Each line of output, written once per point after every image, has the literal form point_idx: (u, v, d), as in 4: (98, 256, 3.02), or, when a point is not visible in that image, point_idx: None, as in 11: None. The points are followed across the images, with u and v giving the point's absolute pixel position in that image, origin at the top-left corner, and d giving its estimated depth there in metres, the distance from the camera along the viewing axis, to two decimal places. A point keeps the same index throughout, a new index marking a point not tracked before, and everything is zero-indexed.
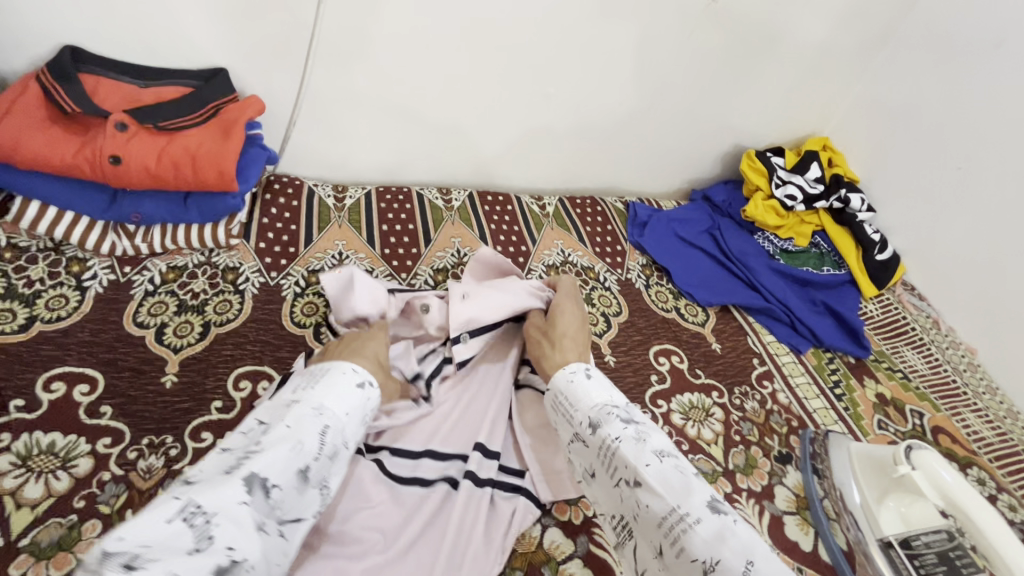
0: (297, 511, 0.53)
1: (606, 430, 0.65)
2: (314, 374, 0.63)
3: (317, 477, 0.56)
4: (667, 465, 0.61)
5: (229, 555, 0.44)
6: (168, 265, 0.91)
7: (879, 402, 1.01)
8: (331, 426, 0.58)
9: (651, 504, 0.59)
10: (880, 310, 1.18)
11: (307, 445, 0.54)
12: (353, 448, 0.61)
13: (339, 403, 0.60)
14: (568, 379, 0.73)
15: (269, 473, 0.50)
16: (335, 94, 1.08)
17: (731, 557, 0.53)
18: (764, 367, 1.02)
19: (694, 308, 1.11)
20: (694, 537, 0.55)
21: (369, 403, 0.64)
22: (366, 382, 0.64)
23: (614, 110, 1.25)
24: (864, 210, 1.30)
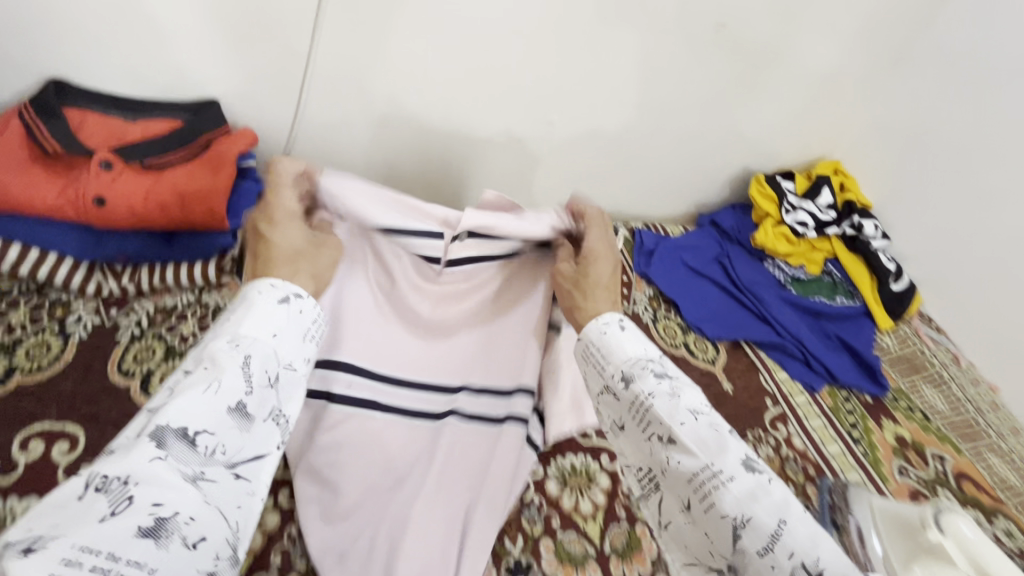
0: (255, 447, 0.54)
1: (640, 386, 0.65)
2: (234, 307, 0.64)
3: (264, 409, 0.56)
4: (701, 423, 0.61)
5: (155, 513, 0.44)
6: (156, 306, 0.88)
7: (899, 445, 0.97)
8: (256, 353, 0.58)
9: (684, 462, 0.59)
10: (896, 344, 1.14)
11: (229, 383, 0.54)
12: (304, 366, 0.63)
13: (262, 327, 0.61)
14: (600, 330, 0.73)
15: (188, 420, 0.50)
16: (332, 124, 1.05)
17: (763, 516, 0.54)
18: (778, 409, 0.98)
19: (704, 344, 1.07)
20: (727, 495, 0.56)
21: (304, 316, 0.66)
22: (293, 297, 0.66)
23: (619, 136, 1.21)
24: (878, 237, 1.25)
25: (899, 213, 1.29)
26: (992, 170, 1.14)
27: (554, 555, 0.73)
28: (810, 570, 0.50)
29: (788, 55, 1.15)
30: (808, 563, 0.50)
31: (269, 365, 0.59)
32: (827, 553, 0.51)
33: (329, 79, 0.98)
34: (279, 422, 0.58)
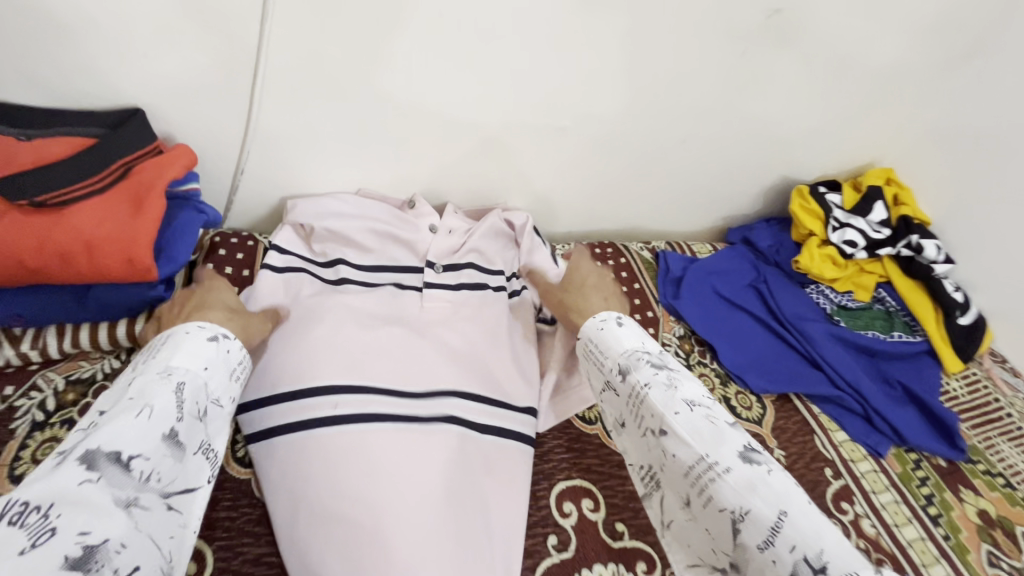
0: (184, 480, 0.52)
1: (636, 376, 0.62)
2: (155, 347, 0.58)
3: (194, 441, 0.54)
4: (697, 415, 0.58)
5: (82, 542, 0.40)
6: (68, 379, 0.69)
7: (984, 524, 0.81)
8: (188, 384, 0.55)
9: (679, 454, 0.57)
10: (966, 390, 0.98)
11: (164, 409, 0.51)
12: (230, 405, 0.60)
13: (193, 359, 0.57)
14: (598, 328, 0.70)
15: (123, 444, 0.47)
16: (294, 136, 0.85)
17: (762, 507, 0.51)
18: (840, 481, 0.82)
19: (747, 399, 0.90)
20: (723, 487, 0.54)
21: (231, 356, 0.61)
22: (221, 336, 0.61)
23: (640, 143, 1.03)
24: (940, 260, 1.08)
25: (962, 230, 1.12)
26: None
27: None
28: (814, 564, 0.47)
29: (841, 46, 0.97)
30: (812, 557, 0.47)
31: (197, 399, 0.55)
32: (832, 543, 0.48)
33: (293, 81, 0.79)
34: (208, 454, 0.56)
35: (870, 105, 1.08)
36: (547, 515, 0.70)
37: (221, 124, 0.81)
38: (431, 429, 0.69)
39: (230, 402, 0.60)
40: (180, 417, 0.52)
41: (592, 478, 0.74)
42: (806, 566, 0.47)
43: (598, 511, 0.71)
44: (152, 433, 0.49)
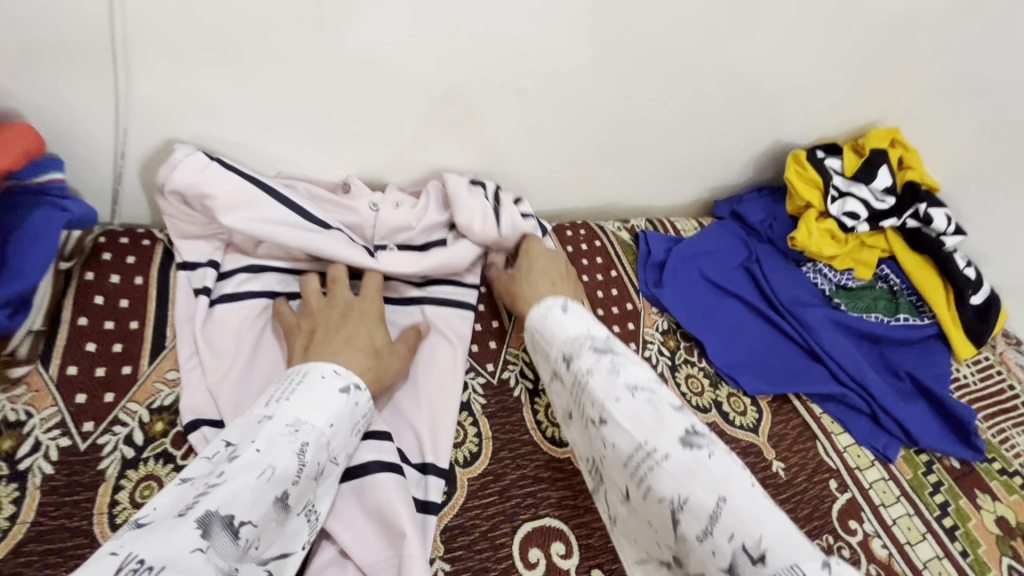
0: (281, 542, 0.48)
1: (580, 363, 0.58)
2: (290, 382, 0.53)
3: (300, 502, 0.50)
4: (639, 400, 0.53)
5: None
6: None
7: (1003, 533, 0.72)
8: (309, 445, 0.49)
9: (618, 444, 0.53)
10: (978, 377, 0.88)
11: (285, 470, 0.47)
12: (346, 461, 0.54)
13: (321, 414, 0.51)
14: (543, 315, 0.65)
15: (239, 508, 0.43)
16: (180, 106, 0.68)
17: (700, 495, 0.47)
18: (847, 496, 0.71)
19: (740, 402, 0.78)
20: (662, 476, 0.49)
21: (359, 409, 0.56)
22: (353, 387, 0.55)
23: (611, 104, 0.87)
24: (951, 231, 0.96)
25: (975, 196, 0.99)
26: None
27: None
28: (752, 554, 0.44)
29: None
30: (750, 545, 0.44)
31: (318, 456, 0.50)
32: (772, 530, 0.44)
33: (172, 35, 0.61)
34: (308, 514, 0.51)
35: (876, 54, 0.94)
36: (509, 567, 0.57)
37: (85, 94, 0.64)
38: (407, 310, 0.75)
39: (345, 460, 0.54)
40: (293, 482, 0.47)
41: (564, 515, 0.62)
42: (744, 555, 0.44)
43: (571, 556, 0.59)
44: (265, 497, 0.45)
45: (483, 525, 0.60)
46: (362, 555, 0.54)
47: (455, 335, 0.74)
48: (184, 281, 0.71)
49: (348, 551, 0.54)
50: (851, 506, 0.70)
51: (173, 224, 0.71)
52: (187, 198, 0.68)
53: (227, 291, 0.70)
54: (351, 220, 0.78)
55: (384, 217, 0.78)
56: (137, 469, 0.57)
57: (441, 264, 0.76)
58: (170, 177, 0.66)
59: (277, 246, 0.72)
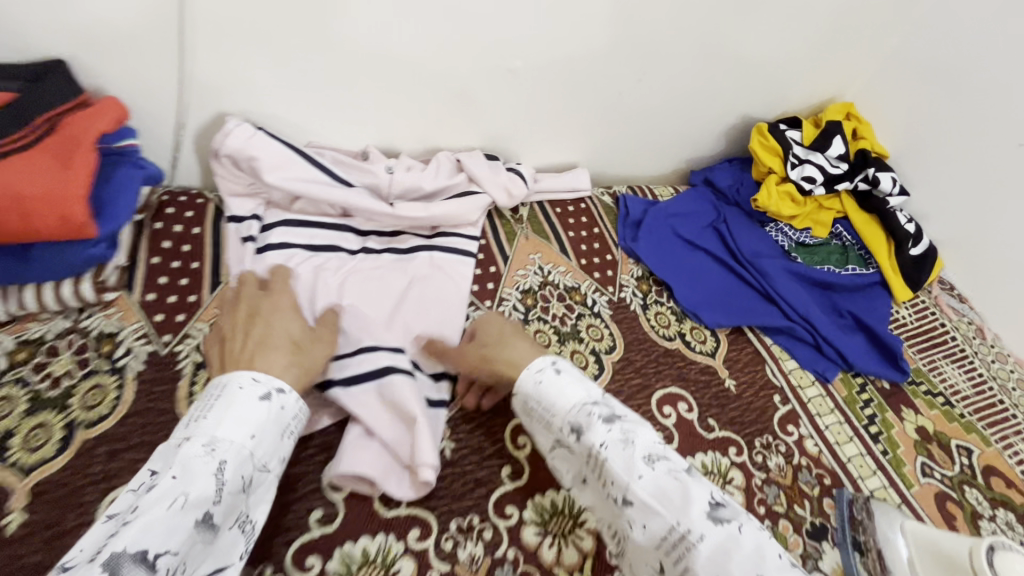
0: (213, 558, 0.51)
1: (590, 436, 0.57)
2: (208, 400, 0.56)
3: (230, 517, 0.53)
4: (660, 473, 0.54)
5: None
6: (18, 340, 0.69)
7: (920, 439, 0.85)
8: (228, 461, 0.52)
9: (647, 524, 0.53)
10: (915, 317, 1.01)
11: (200, 494, 0.49)
12: (278, 465, 0.58)
13: (239, 428, 0.54)
14: (535, 381, 0.63)
15: (152, 542, 0.45)
16: (230, 85, 0.82)
17: (739, 573, 0.47)
18: (787, 407, 0.85)
19: (702, 333, 0.92)
20: (698, 559, 0.49)
21: (286, 412, 0.59)
22: (274, 393, 0.58)
23: (592, 84, 1.01)
24: (895, 192, 1.09)
25: (919, 160, 1.11)
26: None
27: None
28: None
29: None
30: None
31: (242, 468, 0.53)
32: None
33: (225, 24, 0.76)
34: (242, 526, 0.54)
35: (829, 36, 1.06)
36: (502, 447, 0.72)
37: (157, 74, 0.78)
38: (416, 255, 0.89)
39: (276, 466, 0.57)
40: (214, 501, 0.50)
41: None
42: None
43: None
44: (185, 520, 0.48)
45: (480, 417, 0.74)
46: (385, 434, 0.68)
47: (457, 275, 0.88)
48: (233, 228, 0.85)
49: (374, 429, 0.68)
50: (791, 415, 0.84)
51: (223, 183, 0.86)
52: (238, 158, 0.83)
53: (268, 239, 0.85)
54: (368, 179, 0.92)
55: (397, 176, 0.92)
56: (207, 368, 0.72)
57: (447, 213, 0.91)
58: (223, 143, 0.82)
59: (311, 201, 0.87)
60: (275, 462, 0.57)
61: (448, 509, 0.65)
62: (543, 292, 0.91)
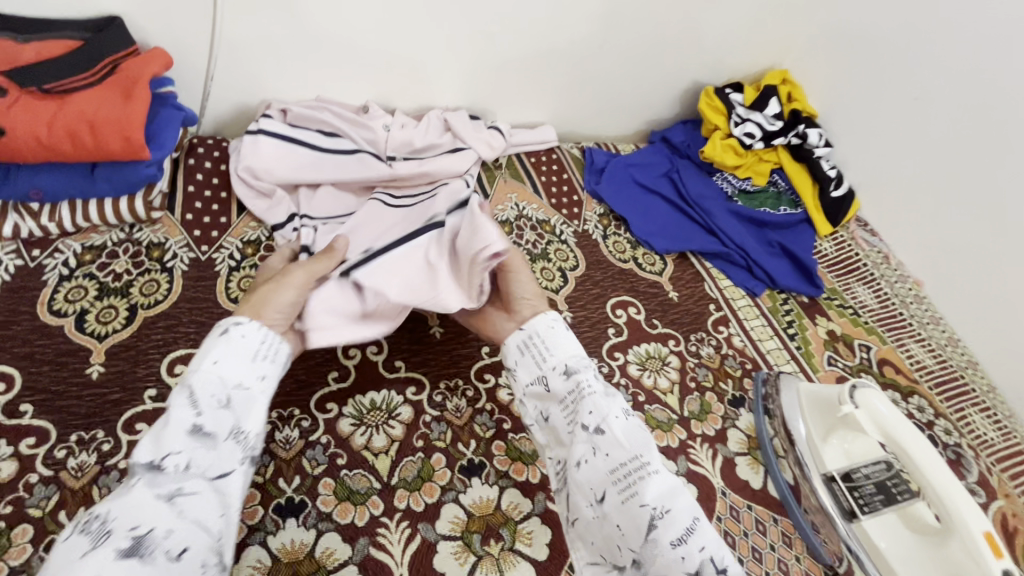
0: (219, 466, 0.57)
1: (581, 377, 0.68)
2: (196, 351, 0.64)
3: (222, 428, 0.58)
4: (631, 423, 0.65)
5: (131, 535, 0.50)
6: (84, 245, 0.84)
7: (830, 339, 1.03)
8: (200, 382, 0.59)
9: (611, 453, 0.63)
10: (834, 248, 1.20)
11: (179, 412, 0.57)
12: (259, 382, 0.63)
13: (203, 359, 0.61)
14: (547, 326, 0.72)
15: (154, 452, 0.54)
16: (254, 42, 0.97)
17: (679, 510, 0.59)
18: (720, 313, 1.03)
19: (652, 257, 1.09)
20: (648, 487, 0.60)
21: (249, 339, 0.64)
22: (231, 326, 0.64)
23: (561, 49, 1.17)
24: (821, 145, 1.28)
25: (841, 118, 1.29)
26: (931, 70, 1.12)
27: (505, 453, 0.75)
28: (717, 566, 0.56)
29: None
30: (717, 559, 0.56)
31: (217, 389, 0.60)
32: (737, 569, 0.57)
33: None
34: (241, 438, 0.59)
35: (764, 10, 1.24)
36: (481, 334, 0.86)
37: (193, 32, 0.93)
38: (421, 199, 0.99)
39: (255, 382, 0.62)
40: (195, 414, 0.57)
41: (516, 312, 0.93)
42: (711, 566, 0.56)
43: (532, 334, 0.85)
44: (177, 434, 0.56)
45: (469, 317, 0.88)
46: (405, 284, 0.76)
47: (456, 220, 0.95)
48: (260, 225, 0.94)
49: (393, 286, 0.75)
50: (723, 318, 1.02)
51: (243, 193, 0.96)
52: (253, 159, 0.95)
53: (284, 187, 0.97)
54: (369, 148, 1.05)
55: (389, 138, 1.06)
56: (239, 272, 0.87)
57: (435, 170, 1.04)
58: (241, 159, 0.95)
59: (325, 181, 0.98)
60: (252, 378, 0.62)
61: (438, 374, 0.81)
62: (519, 223, 1.08)
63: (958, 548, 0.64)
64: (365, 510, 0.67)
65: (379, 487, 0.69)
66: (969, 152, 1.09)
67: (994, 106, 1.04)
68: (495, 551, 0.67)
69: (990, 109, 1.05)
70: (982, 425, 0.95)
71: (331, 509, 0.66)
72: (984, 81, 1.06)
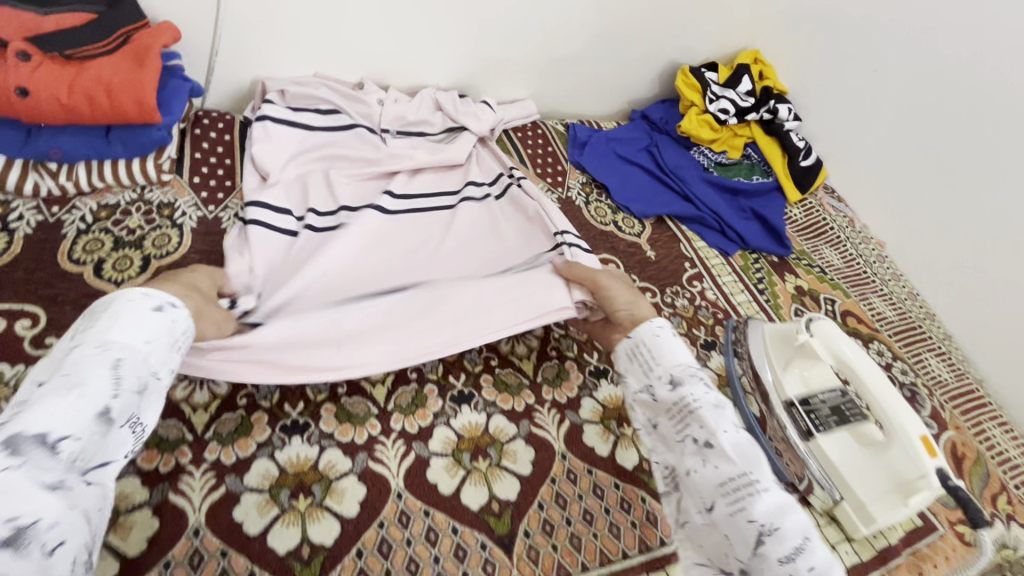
0: (105, 454, 0.53)
1: (687, 390, 0.66)
2: (98, 309, 0.58)
3: (125, 415, 0.54)
4: (743, 436, 0.63)
5: (12, 523, 0.44)
6: (99, 204, 0.90)
7: (797, 293, 1.10)
8: (124, 360, 0.55)
9: (720, 466, 0.61)
10: (803, 214, 1.28)
11: (93, 388, 0.52)
12: (170, 375, 0.60)
13: (134, 332, 0.56)
14: (652, 334, 0.72)
15: (48, 426, 0.48)
16: (254, 20, 1.04)
17: (789, 529, 0.56)
18: (695, 270, 1.10)
19: (631, 221, 1.17)
20: (758, 503, 0.58)
21: (178, 326, 0.61)
22: (168, 305, 0.60)
23: (544, 29, 1.25)
24: (791, 119, 1.35)
25: (810, 94, 1.37)
26: (888, 46, 1.21)
27: (493, 385, 0.82)
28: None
29: None
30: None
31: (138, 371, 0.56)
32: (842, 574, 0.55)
33: None
34: (136, 429, 0.56)
35: None
36: None
37: (198, 9, 1.00)
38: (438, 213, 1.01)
39: (168, 375, 0.60)
40: (112, 397, 0.53)
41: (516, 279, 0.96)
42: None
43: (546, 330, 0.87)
44: (82, 414, 0.51)
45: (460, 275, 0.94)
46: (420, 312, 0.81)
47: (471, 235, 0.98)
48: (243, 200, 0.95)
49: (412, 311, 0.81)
50: (698, 275, 1.09)
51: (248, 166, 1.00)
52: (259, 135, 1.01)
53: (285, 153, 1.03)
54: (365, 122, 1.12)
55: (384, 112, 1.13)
56: None
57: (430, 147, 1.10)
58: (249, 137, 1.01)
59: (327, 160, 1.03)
60: (169, 369, 0.59)
61: None
62: None
63: (898, 451, 0.72)
64: (364, 430, 0.73)
65: (377, 411, 0.75)
66: (925, 120, 1.17)
67: (946, 77, 1.13)
68: (484, 466, 0.73)
69: (942, 80, 1.13)
70: (936, 367, 1.03)
71: (333, 429, 0.72)
72: (937, 54, 1.14)
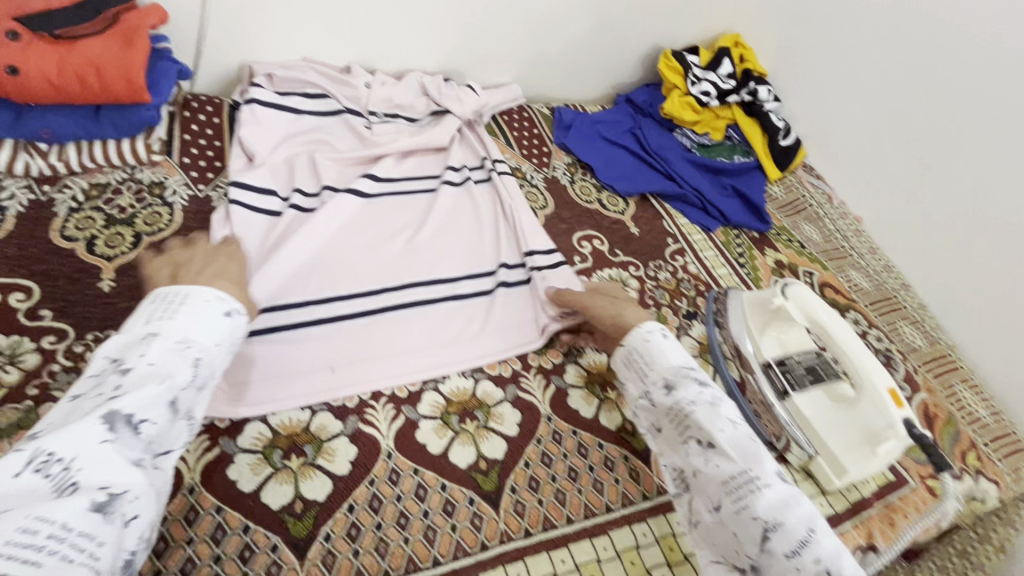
0: (167, 443, 0.52)
1: (682, 393, 0.67)
2: (171, 300, 0.57)
3: (187, 408, 0.54)
4: (740, 432, 0.64)
5: (104, 492, 0.43)
6: (90, 183, 0.91)
7: (777, 267, 1.14)
8: (202, 358, 0.55)
9: (721, 464, 0.62)
10: (782, 192, 1.31)
11: (177, 378, 0.52)
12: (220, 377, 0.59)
13: (208, 334, 0.57)
14: (645, 338, 0.73)
15: (139, 409, 0.48)
16: (241, 3, 1.05)
17: (794, 524, 0.57)
18: (677, 245, 1.13)
19: (615, 199, 1.19)
20: (761, 500, 0.59)
21: (240, 331, 0.61)
22: (236, 310, 0.61)
23: (529, 14, 1.27)
24: (771, 100, 1.38)
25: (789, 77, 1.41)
26: (863, 27, 1.24)
27: None
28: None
29: None
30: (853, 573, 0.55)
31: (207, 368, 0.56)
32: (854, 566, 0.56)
33: None
34: (192, 422, 0.55)
35: None
36: None
37: None
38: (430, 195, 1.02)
39: (220, 377, 0.59)
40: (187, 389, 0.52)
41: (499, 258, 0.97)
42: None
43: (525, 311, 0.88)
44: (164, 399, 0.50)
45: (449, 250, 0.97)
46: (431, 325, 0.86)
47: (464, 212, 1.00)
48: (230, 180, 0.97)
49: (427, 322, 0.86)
50: (680, 250, 1.12)
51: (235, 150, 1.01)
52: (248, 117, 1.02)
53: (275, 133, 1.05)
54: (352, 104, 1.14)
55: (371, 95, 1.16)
56: None
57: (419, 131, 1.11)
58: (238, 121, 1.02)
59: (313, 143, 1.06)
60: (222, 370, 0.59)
61: None
62: None
63: (867, 404, 0.76)
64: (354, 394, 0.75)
65: None
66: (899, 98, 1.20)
67: (919, 56, 1.16)
68: (471, 428, 0.75)
69: (915, 59, 1.17)
70: (910, 334, 1.07)
71: None
72: (909, 34, 1.17)
